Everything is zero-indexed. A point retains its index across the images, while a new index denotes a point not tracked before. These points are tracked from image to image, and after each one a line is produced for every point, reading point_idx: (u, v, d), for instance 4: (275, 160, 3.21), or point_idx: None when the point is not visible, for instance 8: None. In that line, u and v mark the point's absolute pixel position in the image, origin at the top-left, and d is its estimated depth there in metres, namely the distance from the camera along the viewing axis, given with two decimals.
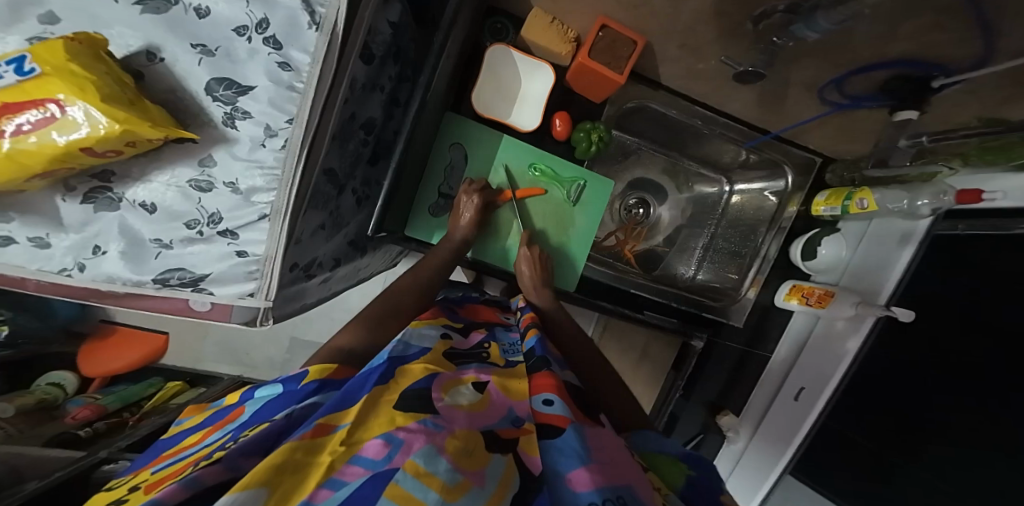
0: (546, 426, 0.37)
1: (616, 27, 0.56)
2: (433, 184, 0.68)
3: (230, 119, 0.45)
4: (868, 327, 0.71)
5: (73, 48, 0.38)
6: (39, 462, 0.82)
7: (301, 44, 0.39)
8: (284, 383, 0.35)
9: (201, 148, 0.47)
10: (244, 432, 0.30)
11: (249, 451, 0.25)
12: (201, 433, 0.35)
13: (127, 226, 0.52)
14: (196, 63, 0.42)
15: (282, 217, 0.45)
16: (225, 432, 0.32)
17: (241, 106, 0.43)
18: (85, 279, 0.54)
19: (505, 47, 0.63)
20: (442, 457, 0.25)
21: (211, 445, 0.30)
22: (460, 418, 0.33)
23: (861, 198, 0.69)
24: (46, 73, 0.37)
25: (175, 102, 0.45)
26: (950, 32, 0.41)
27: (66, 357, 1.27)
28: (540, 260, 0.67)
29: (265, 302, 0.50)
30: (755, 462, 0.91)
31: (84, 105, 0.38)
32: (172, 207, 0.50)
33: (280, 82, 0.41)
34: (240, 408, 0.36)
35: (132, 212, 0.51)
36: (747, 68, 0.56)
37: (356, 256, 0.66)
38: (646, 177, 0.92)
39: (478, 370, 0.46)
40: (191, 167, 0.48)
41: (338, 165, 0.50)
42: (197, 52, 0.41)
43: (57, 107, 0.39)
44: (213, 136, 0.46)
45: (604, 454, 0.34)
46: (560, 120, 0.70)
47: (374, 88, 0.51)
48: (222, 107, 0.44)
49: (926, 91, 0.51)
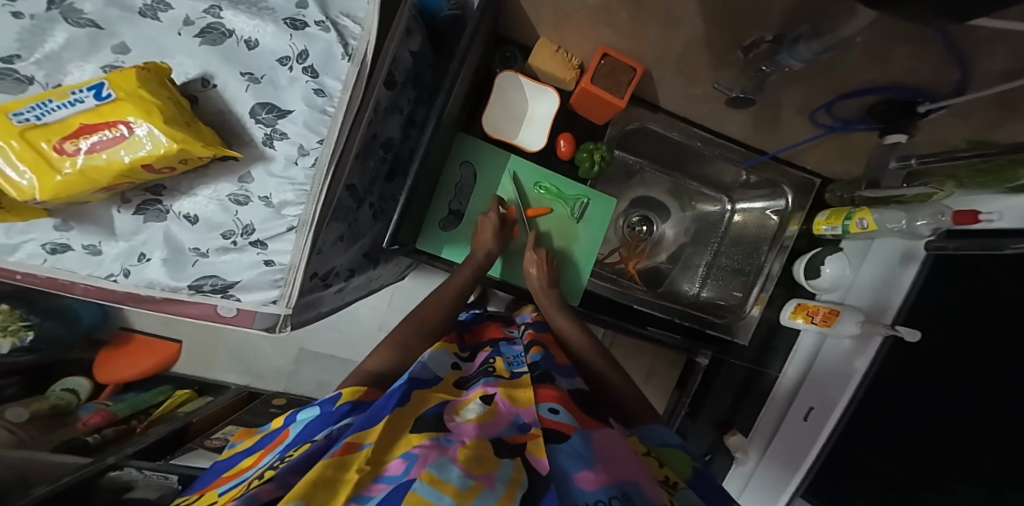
0: (553, 431, 0.39)
1: (615, 55, 0.61)
2: (445, 200, 0.71)
3: (268, 139, 0.49)
4: (875, 348, 0.72)
5: (144, 77, 0.43)
6: (48, 466, 0.85)
7: (335, 73, 0.44)
8: (320, 405, 0.39)
9: (242, 165, 0.51)
10: (288, 452, 0.33)
11: (294, 471, 0.29)
12: (253, 456, 0.37)
13: (172, 236, 0.55)
14: (243, 89, 0.47)
15: (308, 230, 0.49)
16: (273, 454, 0.35)
17: (280, 128, 0.47)
18: (128, 285, 0.56)
19: (513, 74, 0.68)
20: (455, 465, 0.28)
21: (258, 468, 0.33)
22: (469, 429, 0.36)
23: (861, 217, 0.71)
24: (120, 99, 0.42)
25: (221, 123, 0.49)
26: (924, 62, 0.44)
27: (85, 363, 1.31)
28: (547, 262, 0.70)
29: (286, 309, 0.52)
30: (764, 483, 0.89)
31: (149, 126, 0.43)
32: (212, 219, 0.54)
33: (314, 106, 0.45)
34: (285, 431, 0.39)
35: (176, 223, 0.55)
36: (739, 94, 0.60)
37: (370, 267, 0.69)
38: (648, 195, 0.95)
39: (485, 384, 0.48)
40: (231, 182, 0.52)
41: (359, 181, 0.54)
42: (245, 79, 0.46)
43: (126, 128, 0.43)
44: (252, 154, 0.50)
45: (609, 454, 0.37)
46: (565, 141, 0.74)
47: (395, 110, 0.55)
48: (263, 129, 0.48)
49: (911, 114, 0.53)
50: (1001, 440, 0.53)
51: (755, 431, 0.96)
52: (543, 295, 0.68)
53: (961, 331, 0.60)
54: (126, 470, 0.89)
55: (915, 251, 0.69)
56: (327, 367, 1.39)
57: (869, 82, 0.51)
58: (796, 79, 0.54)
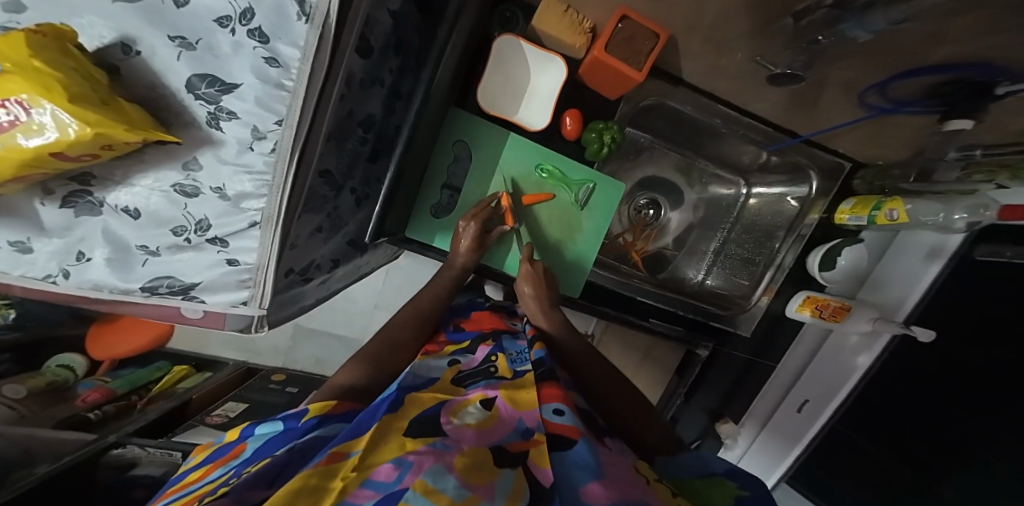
0: (558, 436, 0.36)
1: (636, 18, 0.51)
2: (436, 180, 0.65)
3: (214, 120, 0.39)
4: (882, 344, 0.74)
5: (38, 42, 0.30)
6: (51, 445, 0.86)
7: (290, 37, 0.34)
8: (284, 420, 0.36)
9: (185, 149, 0.41)
10: (246, 468, 0.31)
11: (259, 485, 0.26)
12: (202, 470, 0.35)
13: (112, 231, 0.47)
14: (175, 57, 0.35)
15: (275, 225, 0.44)
16: (227, 469, 0.33)
17: (226, 106, 0.38)
18: (70, 286, 0.51)
19: (514, 38, 0.58)
20: (451, 475, 0.26)
21: (214, 481, 0.30)
22: (468, 436, 0.34)
23: (891, 208, 0.64)
24: (5, 70, 0.30)
25: (157, 100, 0.38)
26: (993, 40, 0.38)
27: (76, 339, 1.29)
28: (544, 277, 0.64)
29: (259, 311, 0.48)
30: (757, 461, 0.95)
31: (51, 107, 0.31)
32: (157, 213, 0.46)
33: (268, 79, 0.36)
34: (241, 445, 0.36)
35: (115, 218, 0.46)
36: (784, 69, 0.52)
37: (355, 254, 0.64)
38: (657, 176, 0.87)
39: (486, 386, 0.46)
40: (174, 170, 0.43)
41: (335, 165, 0.48)
42: (175, 45, 0.34)
43: (19, 107, 0.31)
44: (198, 137, 0.40)
45: (616, 470, 0.33)
46: (571, 119, 0.65)
47: (374, 83, 0.48)
48: (205, 106, 0.38)
49: (983, 98, 0.46)
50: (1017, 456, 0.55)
51: (750, 417, 0.95)
52: (540, 314, 0.62)
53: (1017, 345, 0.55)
54: (130, 448, 0.90)
55: (947, 246, 0.65)
56: (326, 345, 1.39)
57: (929, 56, 0.43)
58: (852, 51, 0.46)
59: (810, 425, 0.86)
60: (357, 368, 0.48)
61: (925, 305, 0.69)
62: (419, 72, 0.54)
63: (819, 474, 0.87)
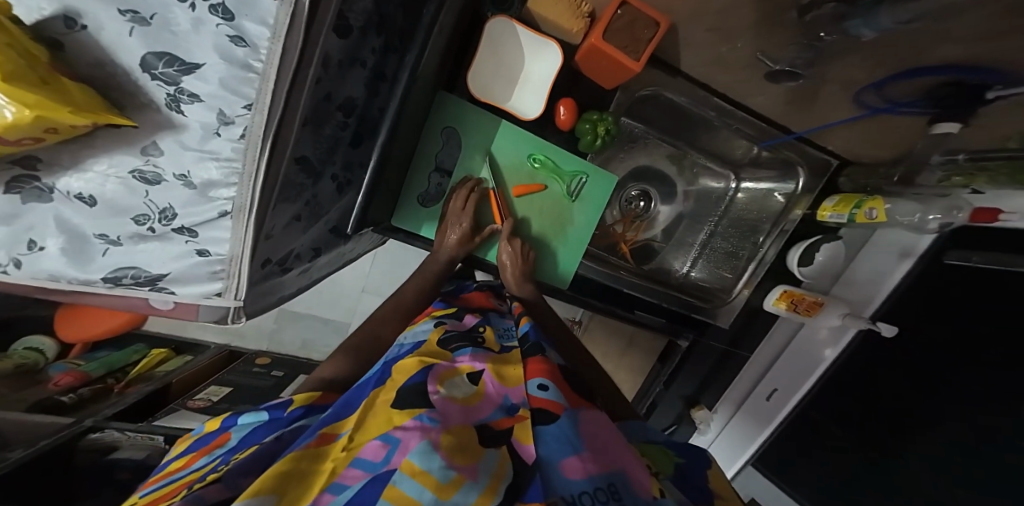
0: (544, 411, 0.36)
1: (637, 4, 0.50)
2: (427, 165, 0.62)
3: (175, 102, 0.34)
4: (848, 340, 0.78)
5: None
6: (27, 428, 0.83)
7: (258, 13, 0.29)
8: (270, 410, 0.32)
9: (142, 134, 0.36)
10: (235, 455, 0.28)
11: (245, 472, 0.25)
12: (186, 459, 0.30)
13: (67, 221, 0.43)
14: (126, 34, 0.29)
15: (247, 215, 0.40)
16: (213, 457, 0.29)
17: (187, 87, 0.32)
18: (23, 276, 0.46)
19: (507, 20, 0.55)
20: (438, 454, 0.25)
21: (199, 469, 0.27)
22: (455, 412, 0.33)
23: (870, 207, 0.63)
24: None
25: (107, 80, 0.32)
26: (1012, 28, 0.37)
27: (43, 321, 1.23)
28: (523, 254, 0.63)
29: (236, 302, 0.45)
30: (730, 440, 1.02)
31: None
32: (115, 201, 0.41)
33: (234, 61, 0.31)
34: (225, 434, 0.31)
35: (68, 205, 0.42)
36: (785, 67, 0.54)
37: (338, 241, 0.62)
38: (650, 167, 0.85)
39: (473, 356, 0.44)
40: (131, 155, 0.38)
41: (312, 151, 0.46)
42: (126, 19, 0.29)
43: None
44: (156, 120, 0.35)
45: (596, 439, 0.35)
46: (565, 108, 0.62)
47: (354, 63, 0.45)
48: (164, 87, 0.32)
49: (976, 101, 0.49)
50: (985, 476, 0.58)
51: (722, 402, 1.00)
52: (516, 281, 0.62)
53: (996, 339, 0.56)
54: (108, 432, 0.87)
55: (916, 248, 0.65)
56: (310, 327, 1.38)
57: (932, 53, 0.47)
58: (859, 46, 0.49)
59: (777, 413, 0.91)
60: (343, 360, 0.46)
61: (889, 304, 0.71)
62: (405, 53, 0.51)
63: (784, 461, 0.93)
